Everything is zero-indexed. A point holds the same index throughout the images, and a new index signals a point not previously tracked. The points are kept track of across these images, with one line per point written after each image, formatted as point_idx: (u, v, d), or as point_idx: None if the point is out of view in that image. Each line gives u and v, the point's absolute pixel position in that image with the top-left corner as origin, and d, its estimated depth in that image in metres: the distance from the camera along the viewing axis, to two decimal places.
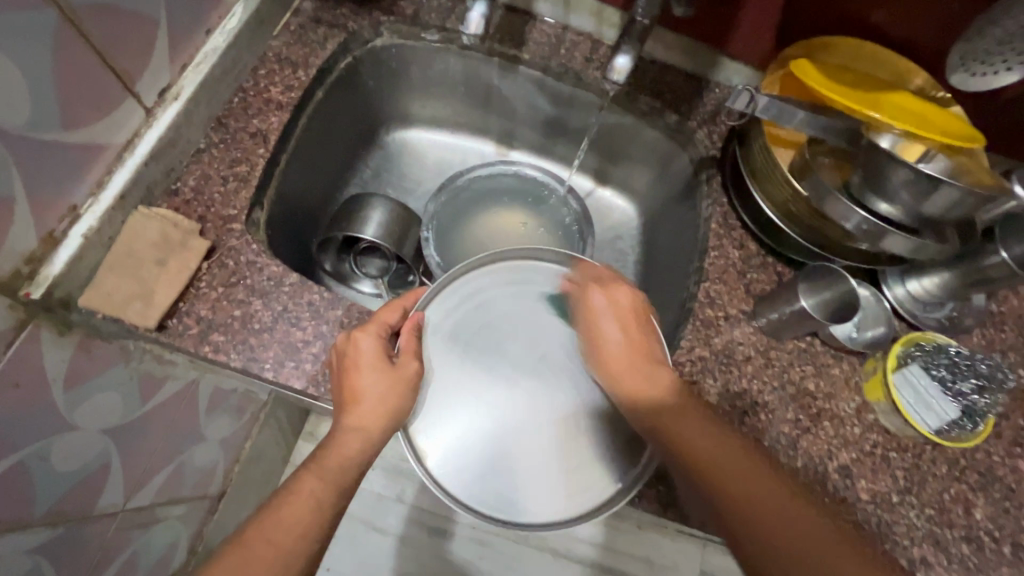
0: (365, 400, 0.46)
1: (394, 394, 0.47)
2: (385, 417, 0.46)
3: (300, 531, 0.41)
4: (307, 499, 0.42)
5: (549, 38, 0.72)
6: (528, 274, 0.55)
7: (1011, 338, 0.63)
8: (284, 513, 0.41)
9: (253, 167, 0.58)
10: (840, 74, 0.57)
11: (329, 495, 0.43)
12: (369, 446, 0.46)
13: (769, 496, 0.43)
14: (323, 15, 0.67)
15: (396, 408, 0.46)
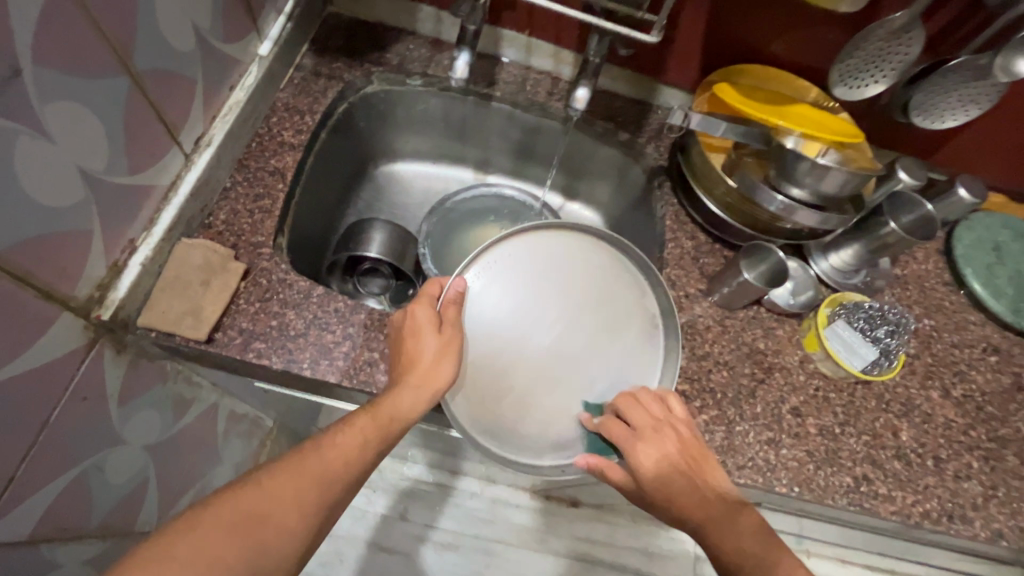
0: (422, 361, 0.54)
1: (443, 356, 0.54)
2: (434, 379, 0.53)
3: (345, 462, 0.47)
4: (355, 435, 0.48)
5: (516, 78, 0.85)
6: (549, 244, 0.61)
7: (913, 296, 0.79)
8: (334, 445, 0.47)
9: (275, 200, 0.67)
10: (752, 94, 0.71)
11: (373, 440, 0.49)
12: (416, 408, 0.52)
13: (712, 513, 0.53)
14: (322, 69, 0.78)
15: (445, 369, 0.54)
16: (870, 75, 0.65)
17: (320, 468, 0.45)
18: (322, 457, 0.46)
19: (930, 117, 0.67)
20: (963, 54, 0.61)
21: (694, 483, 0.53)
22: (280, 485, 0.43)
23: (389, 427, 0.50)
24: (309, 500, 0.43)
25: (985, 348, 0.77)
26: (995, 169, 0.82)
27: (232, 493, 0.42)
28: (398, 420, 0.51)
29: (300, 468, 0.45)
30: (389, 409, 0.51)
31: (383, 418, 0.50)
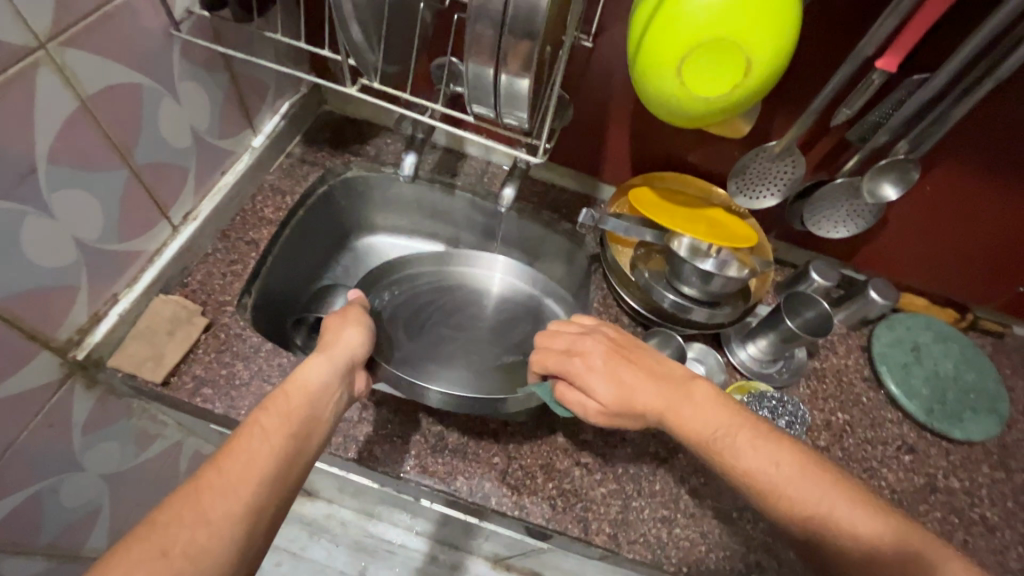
0: (327, 334, 0.65)
1: (343, 329, 0.65)
2: (347, 342, 0.64)
3: (249, 457, 0.48)
4: (257, 434, 0.50)
5: (476, 171, 0.99)
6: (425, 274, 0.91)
7: (831, 389, 0.83)
8: (235, 455, 0.48)
9: (246, 266, 0.79)
10: (665, 197, 0.79)
11: (276, 427, 0.52)
12: (327, 371, 0.59)
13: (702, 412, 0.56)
14: (308, 157, 0.93)
15: (348, 333, 0.65)
16: (765, 190, 0.74)
17: (225, 476, 0.46)
18: (220, 467, 0.47)
19: (826, 227, 0.75)
20: (839, 177, 0.70)
21: (656, 391, 0.59)
22: (186, 503, 0.44)
23: (293, 412, 0.54)
24: (214, 514, 0.44)
25: (900, 446, 0.79)
26: (910, 269, 0.88)
27: (133, 536, 0.42)
28: (304, 397, 0.56)
29: (207, 484, 0.45)
30: (294, 386, 0.56)
31: (285, 404, 0.54)
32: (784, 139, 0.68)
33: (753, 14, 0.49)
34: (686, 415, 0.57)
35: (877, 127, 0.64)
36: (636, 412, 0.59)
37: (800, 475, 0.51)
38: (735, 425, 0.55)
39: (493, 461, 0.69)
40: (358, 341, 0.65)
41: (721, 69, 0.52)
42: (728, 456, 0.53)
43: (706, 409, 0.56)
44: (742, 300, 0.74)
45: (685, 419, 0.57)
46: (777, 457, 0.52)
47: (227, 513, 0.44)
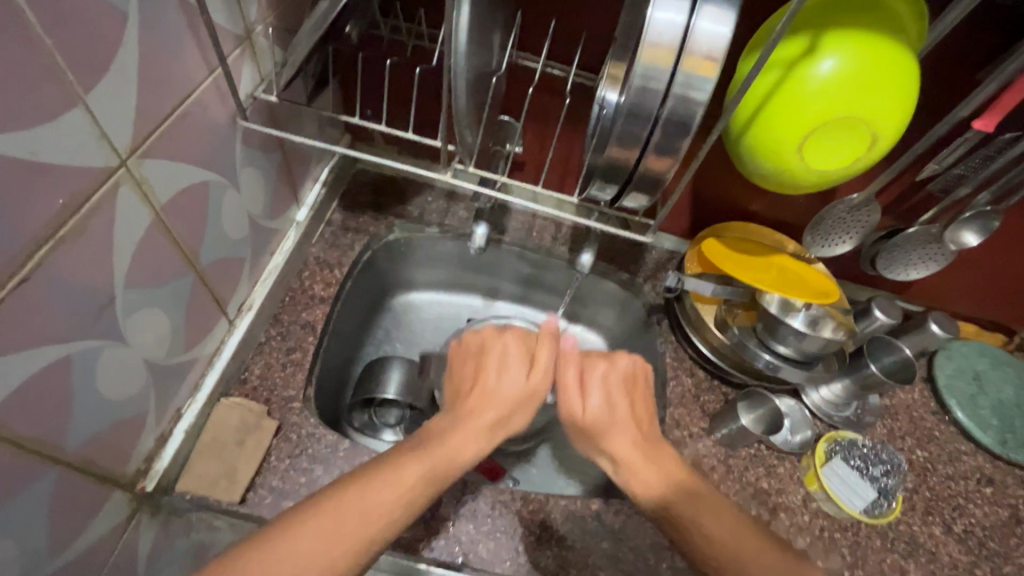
0: (505, 391, 0.61)
1: (506, 372, 0.63)
2: (513, 419, 0.60)
3: (388, 511, 0.47)
4: (406, 484, 0.49)
5: (523, 225, 0.95)
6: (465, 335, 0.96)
7: (905, 425, 0.83)
8: (373, 500, 0.47)
9: (305, 353, 0.73)
10: (738, 249, 0.78)
11: (423, 489, 0.50)
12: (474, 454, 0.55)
13: (657, 471, 0.57)
14: (349, 223, 0.88)
15: (519, 416, 0.61)
16: (840, 237, 0.75)
17: (349, 527, 0.45)
18: (363, 510, 0.46)
19: (898, 270, 0.76)
20: (914, 226, 0.71)
21: (627, 434, 0.61)
22: (313, 542, 0.43)
23: (443, 463, 0.52)
24: (336, 558, 0.44)
25: (979, 479, 0.80)
26: (964, 301, 0.90)
27: (259, 552, 0.42)
28: (452, 459, 0.53)
29: (342, 521, 0.45)
30: (451, 453, 0.53)
31: (435, 454, 0.52)
32: (866, 192, 0.68)
33: (882, 93, 0.48)
34: (643, 468, 0.58)
35: (961, 179, 0.65)
36: (606, 447, 0.61)
37: (739, 539, 0.50)
38: (683, 484, 0.56)
39: (597, 543, 0.65)
40: (529, 413, 0.62)
41: (843, 146, 0.51)
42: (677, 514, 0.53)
43: (661, 468, 0.58)
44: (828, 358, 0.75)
45: (640, 476, 0.57)
46: (729, 521, 0.51)
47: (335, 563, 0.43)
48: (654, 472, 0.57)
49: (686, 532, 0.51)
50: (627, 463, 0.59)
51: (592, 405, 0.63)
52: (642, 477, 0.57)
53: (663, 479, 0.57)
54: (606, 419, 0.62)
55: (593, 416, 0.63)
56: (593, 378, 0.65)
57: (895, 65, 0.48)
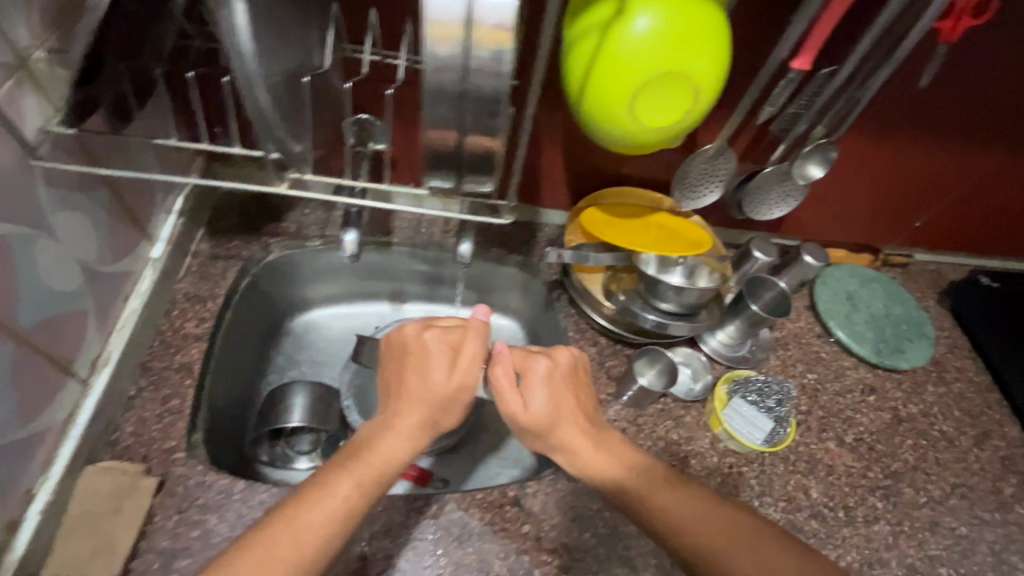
0: (432, 392, 0.59)
1: (449, 376, 0.60)
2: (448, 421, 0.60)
3: (326, 529, 0.49)
4: (340, 499, 0.50)
5: (410, 224, 0.93)
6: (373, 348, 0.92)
7: (795, 353, 0.89)
8: (311, 522, 0.48)
9: (184, 398, 0.68)
10: (615, 214, 0.80)
11: (360, 497, 0.51)
12: (408, 451, 0.56)
13: (618, 457, 0.61)
14: (219, 251, 0.82)
15: (449, 416, 0.61)
16: (705, 188, 0.78)
17: (275, 559, 0.46)
18: (301, 533, 0.48)
19: (762, 211, 0.80)
20: (768, 166, 0.75)
21: (580, 428, 0.61)
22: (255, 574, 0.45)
23: (380, 468, 0.54)
24: None
25: (863, 389, 0.87)
26: (832, 229, 0.97)
27: None
28: (389, 463, 0.55)
29: (270, 548, 0.47)
30: (381, 459, 0.54)
31: (370, 461, 0.54)
32: (717, 141, 0.71)
33: (694, 43, 0.50)
34: (595, 454, 0.60)
35: (796, 117, 0.69)
36: (555, 442, 0.62)
37: (696, 519, 0.55)
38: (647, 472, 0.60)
39: (519, 528, 0.65)
40: (457, 412, 0.61)
41: (670, 99, 0.52)
42: (642, 499, 0.58)
43: (622, 452, 0.61)
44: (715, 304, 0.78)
45: (600, 463, 0.60)
46: (685, 501, 0.57)
47: None
48: (621, 457, 0.61)
49: (654, 519, 0.56)
50: (593, 457, 0.61)
51: (537, 409, 0.61)
52: (614, 464, 0.60)
53: (630, 465, 0.60)
54: (557, 415, 0.61)
55: (538, 419, 0.61)
56: (536, 373, 0.62)
57: (701, 16, 0.50)
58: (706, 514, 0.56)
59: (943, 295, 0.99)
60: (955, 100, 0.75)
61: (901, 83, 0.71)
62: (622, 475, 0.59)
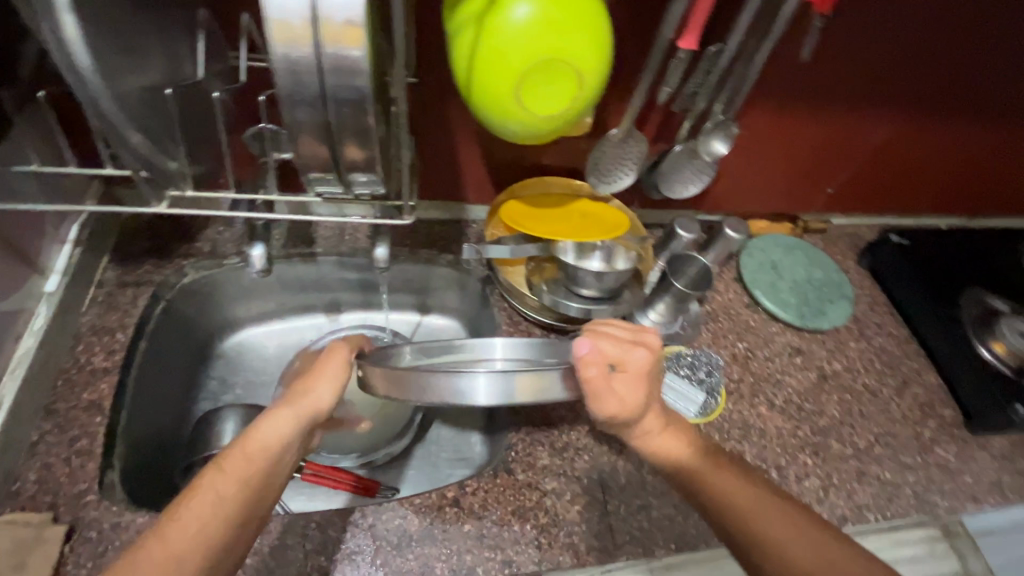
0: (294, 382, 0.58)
1: (317, 382, 0.57)
2: (315, 396, 0.56)
3: (187, 525, 0.45)
4: (205, 492, 0.47)
5: (334, 231, 0.91)
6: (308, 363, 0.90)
7: (726, 324, 0.91)
8: (173, 520, 0.45)
9: (94, 437, 0.64)
10: (534, 205, 0.80)
11: (228, 486, 0.48)
12: (283, 432, 0.53)
13: (694, 445, 0.58)
14: (127, 278, 0.78)
15: (323, 392, 0.57)
16: (620, 171, 0.79)
17: (133, 565, 0.42)
18: (162, 532, 0.44)
19: (678, 189, 0.82)
20: (677, 145, 0.76)
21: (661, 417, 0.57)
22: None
23: (254, 470, 0.50)
24: None
25: (791, 352, 0.90)
26: (752, 200, 1.00)
27: None
28: (258, 449, 0.51)
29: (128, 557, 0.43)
30: (249, 445, 0.51)
31: (242, 455, 0.50)
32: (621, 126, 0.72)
33: (572, 31, 0.50)
34: (669, 440, 0.57)
35: (695, 96, 0.70)
36: (639, 429, 0.57)
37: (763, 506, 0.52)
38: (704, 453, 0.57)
39: (459, 528, 0.65)
40: (334, 390, 0.57)
41: (556, 88, 0.52)
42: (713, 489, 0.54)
43: (698, 443, 0.58)
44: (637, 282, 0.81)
45: (675, 451, 0.57)
46: (746, 485, 0.54)
47: None
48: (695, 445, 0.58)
49: (719, 507, 0.53)
50: (669, 443, 0.57)
51: (630, 400, 0.54)
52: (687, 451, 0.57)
53: (705, 455, 0.57)
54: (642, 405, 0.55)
55: (630, 411, 0.54)
56: (636, 361, 0.54)
57: (576, 4, 0.50)
58: (774, 506, 0.52)
59: (860, 255, 1.03)
60: (843, 68, 0.78)
61: (787, 56, 0.75)
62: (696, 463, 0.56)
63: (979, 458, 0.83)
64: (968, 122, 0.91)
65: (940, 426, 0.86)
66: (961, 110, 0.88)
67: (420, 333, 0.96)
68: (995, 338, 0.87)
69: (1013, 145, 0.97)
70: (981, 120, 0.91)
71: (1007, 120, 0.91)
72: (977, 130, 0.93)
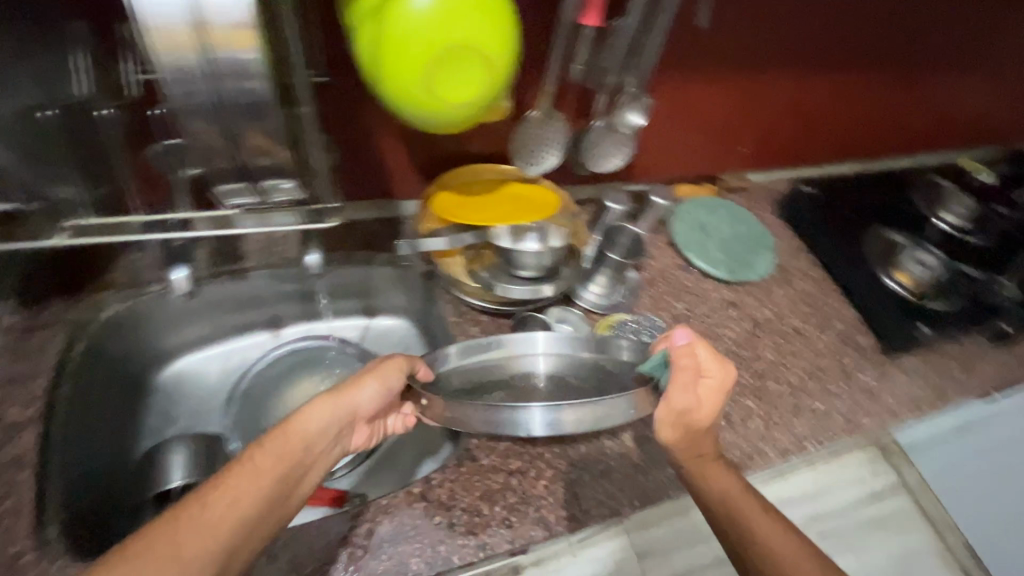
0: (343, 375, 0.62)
1: (364, 378, 0.61)
2: (361, 393, 0.60)
3: (227, 501, 0.50)
4: (247, 470, 0.53)
5: (262, 245, 0.88)
6: (254, 385, 0.87)
7: (664, 288, 0.95)
8: (218, 491, 0.51)
9: (21, 495, 0.61)
10: (466, 193, 0.80)
11: (267, 470, 0.54)
12: (324, 422, 0.58)
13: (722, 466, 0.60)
14: (36, 323, 0.74)
15: (365, 391, 0.61)
16: (545, 151, 0.80)
17: (184, 526, 0.48)
18: (207, 500, 0.50)
19: (601, 163, 0.84)
20: (596, 120, 0.79)
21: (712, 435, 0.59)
22: (164, 538, 0.47)
23: (290, 453, 0.55)
24: (183, 553, 0.47)
25: (725, 306, 0.96)
26: (677, 165, 1.04)
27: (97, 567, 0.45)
28: (301, 439, 0.57)
29: (180, 519, 0.49)
30: (294, 432, 0.57)
31: (285, 441, 0.56)
32: (541, 104, 0.75)
33: (467, 17, 0.50)
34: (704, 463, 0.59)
35: (605, 71, 0.72)
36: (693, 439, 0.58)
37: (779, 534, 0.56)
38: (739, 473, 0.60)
39: (430, 521, 0.66)
40: (378, 392, 0.61)
41: (457, 75, 0.52)
42: (735, 507, 0.57)
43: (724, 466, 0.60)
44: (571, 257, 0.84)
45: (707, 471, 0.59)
46: (773, 518, 0.57)
47: (192, 554, 0.47)
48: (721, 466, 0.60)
49: (738, 528, 0.56)
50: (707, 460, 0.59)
51: (700, 413, 0.56)
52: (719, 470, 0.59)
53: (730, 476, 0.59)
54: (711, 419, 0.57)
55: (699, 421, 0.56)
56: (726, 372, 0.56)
57: None
58: (781, 526, 0.57)
59: (779, 207, 1.10)
60: (737, 33, 0.83)
61: (682, 25, 0.78)
62: (722, 483, 0.58)
63: (896, 377, 0.92)
64: (855, 72, 0.99)
65: (861, 355, 0.94)
66: (847, 60, 0.96)
67: (371, 336, 0.93)
68: (897, 269, 0.99)
69: (893, 93, 1.07)
70: (865, 68, 0.99)
71: (885, 66, 1.00)
72: (862, 78, 1.01)
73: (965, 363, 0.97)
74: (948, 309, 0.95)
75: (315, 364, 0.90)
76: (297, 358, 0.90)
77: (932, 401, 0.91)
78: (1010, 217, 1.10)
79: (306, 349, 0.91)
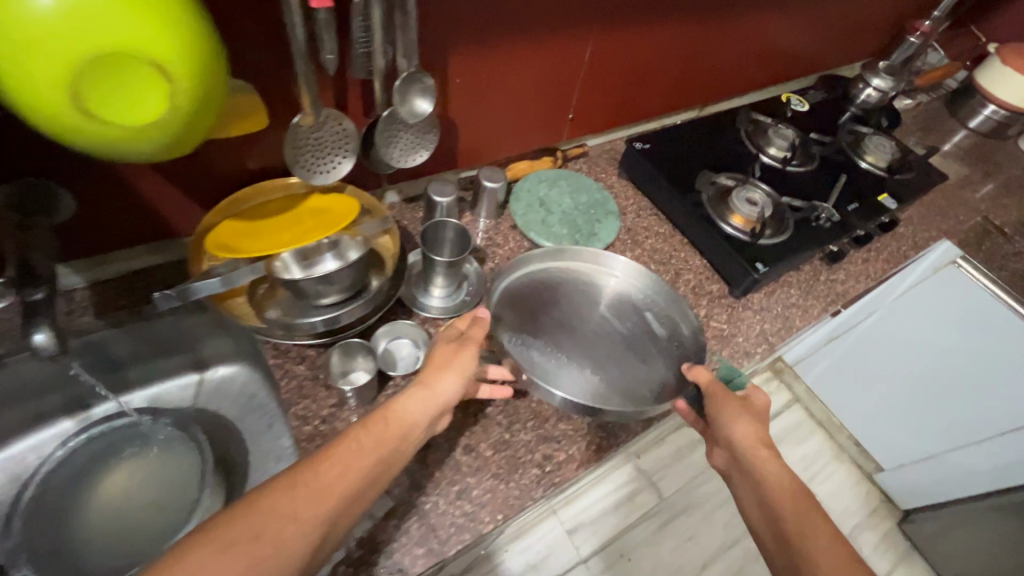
0: (433, 356, 0.65)
1: (446, 368, 0.63)
2: (450, 378, 0.63)
3: (341, 469, 0.51)
4: (353, 445, 0.54)
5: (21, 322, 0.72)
6: (45, 493, 0.70)
7: None
8: (326, 464, 0.51)
9: None
10: (243, 220, 0.69)
11: (375, 450, 0.54)
12: (419, 408, 0.60)
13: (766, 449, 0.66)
14: None
15: (450, 385, 0.63)
16: (334, 157, 0.69)
17: (298, 488, 0.48)
18: (309, 477, 0.49)
19: (405, 158, 0.76)
20: (381, 111, 0.69)
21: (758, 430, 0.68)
22: (280, 498, 0.47)
23: (392, 437, 0.56)
24: (302, 513, 0.47)
25: None
26: (511, 141, 1.00)
27: (216, 523, 0.44)
28: (404, 421, 0.58)
29: (296, 482, 0.48)
30: (399, 415, 0.58)
31: (388, 422, 0.57)
32: (306, 109, 0.63)
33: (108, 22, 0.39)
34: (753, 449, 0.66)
35: (369, 55, 0.63)
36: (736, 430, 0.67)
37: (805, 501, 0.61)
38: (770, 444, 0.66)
39: None
40: (459, 384, 0.64)
41: (138, 90, 0.42)
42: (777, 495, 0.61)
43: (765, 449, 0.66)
44: (377, 270, 0.77)
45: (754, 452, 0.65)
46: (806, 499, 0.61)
47: (307, 518, 0.47)
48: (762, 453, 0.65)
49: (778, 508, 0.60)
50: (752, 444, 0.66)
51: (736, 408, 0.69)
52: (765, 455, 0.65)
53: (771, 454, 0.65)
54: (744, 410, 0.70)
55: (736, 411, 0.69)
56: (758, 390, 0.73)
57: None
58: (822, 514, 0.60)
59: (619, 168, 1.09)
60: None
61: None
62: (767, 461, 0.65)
63: (747, 317, 0.95)
64: (669, 20, 0.96)
65: (711, 302, 0.95)
66: (656, 10, 0.92)
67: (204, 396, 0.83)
68: (731, 213, 0.98)
69: (711, 37, 1.06)
70: (677, 15, 0.96)
71: (699, 8, 0.98)
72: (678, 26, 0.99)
73: (805, 289, 1.02)
74: (782, 240, 0.96)
75: (131, 445, 0.76)
76: (105, 447, 0.75)
77: (780, 332, 0.94)
78: (830, 143, 1.18)
79: (117, 433, 0.75)
